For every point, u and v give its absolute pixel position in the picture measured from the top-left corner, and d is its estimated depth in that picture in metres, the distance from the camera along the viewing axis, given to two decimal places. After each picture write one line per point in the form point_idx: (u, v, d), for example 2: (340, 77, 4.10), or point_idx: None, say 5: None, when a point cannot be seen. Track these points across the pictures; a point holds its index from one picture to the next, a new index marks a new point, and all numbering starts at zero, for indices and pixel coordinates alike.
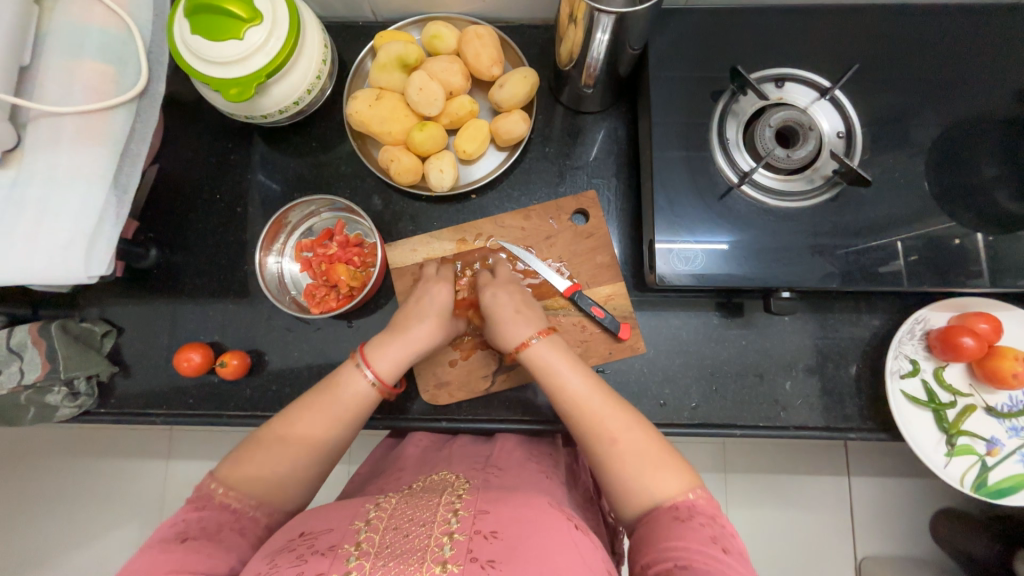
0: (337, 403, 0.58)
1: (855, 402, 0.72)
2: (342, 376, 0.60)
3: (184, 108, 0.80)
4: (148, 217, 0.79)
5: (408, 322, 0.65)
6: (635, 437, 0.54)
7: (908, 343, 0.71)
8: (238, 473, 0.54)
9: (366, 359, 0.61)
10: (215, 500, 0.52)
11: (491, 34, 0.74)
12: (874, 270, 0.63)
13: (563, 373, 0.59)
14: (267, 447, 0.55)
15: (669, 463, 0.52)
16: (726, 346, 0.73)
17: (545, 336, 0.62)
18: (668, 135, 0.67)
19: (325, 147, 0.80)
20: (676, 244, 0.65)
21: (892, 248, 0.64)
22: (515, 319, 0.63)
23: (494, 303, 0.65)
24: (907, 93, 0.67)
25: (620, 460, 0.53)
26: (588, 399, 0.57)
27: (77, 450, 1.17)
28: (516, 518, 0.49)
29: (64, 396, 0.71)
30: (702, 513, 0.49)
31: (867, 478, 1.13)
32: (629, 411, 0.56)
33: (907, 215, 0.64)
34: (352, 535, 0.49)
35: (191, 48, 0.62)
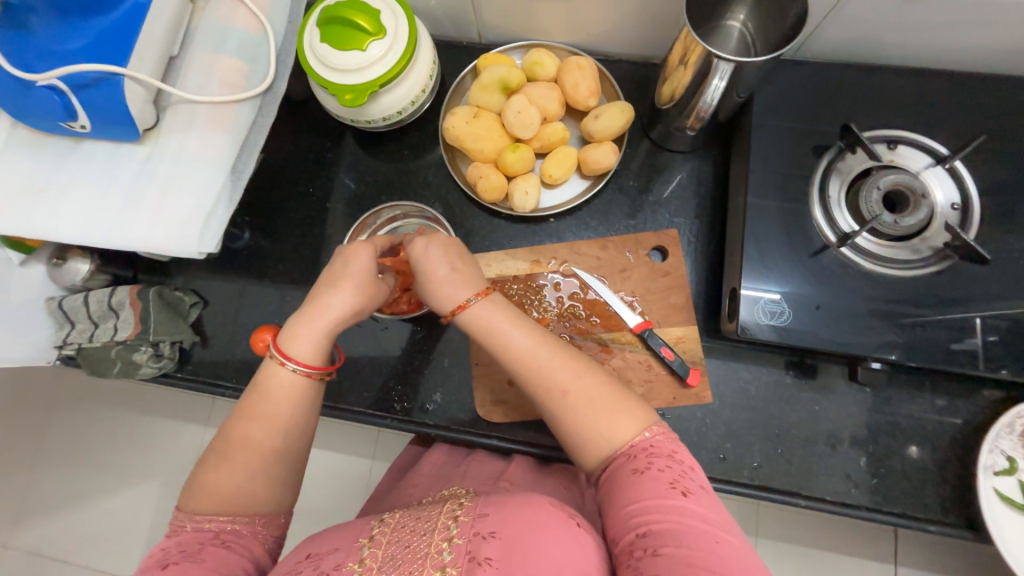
0: (263, 402, 0.55)
1: (937, 492, 0.66)
2: (264, 374, 0.56)
3: (294, 105, 0.86)
4: (246, 201, 0.84)
5: (318, 296, 0.59)
6: (588, 386, 0.53)
7: (1005, 438, 0.65)
8: (199, 500, 0.53)
9: (285, 351, 0.57)
10: (189, 527, 0.52)
11: (592, 66, 0.75)
12: (981, 353, 0.59)
13: (507, 331, 0.55)
14: (218, 467, 0.53)
15: (623, 409, 0.51)
16: (797, 408, 0.69)
17: (485, 297, 0.58)
18: (765, 184, 0.65)
19: (416, 155, 0.83)
20: (760, 296, 0.62)
21: (1005, 333, 0.59)
22: (447, 279, 0.59)
23: (426, 258, 0.60)
24: None
25: (569, 408, 0.52)
26: (524, 350, 0.54)
27: (136, 403, 1.24)
28: (517, 518, 0.48)
29: (150, 355, 0.76)
30: (660, 456, 0.49)
31: (924, 573, 1.03)
32: (574, 357, 0.55)
33: None
34: (355, 553, 0.49)
35: (317, 54, 0.67)
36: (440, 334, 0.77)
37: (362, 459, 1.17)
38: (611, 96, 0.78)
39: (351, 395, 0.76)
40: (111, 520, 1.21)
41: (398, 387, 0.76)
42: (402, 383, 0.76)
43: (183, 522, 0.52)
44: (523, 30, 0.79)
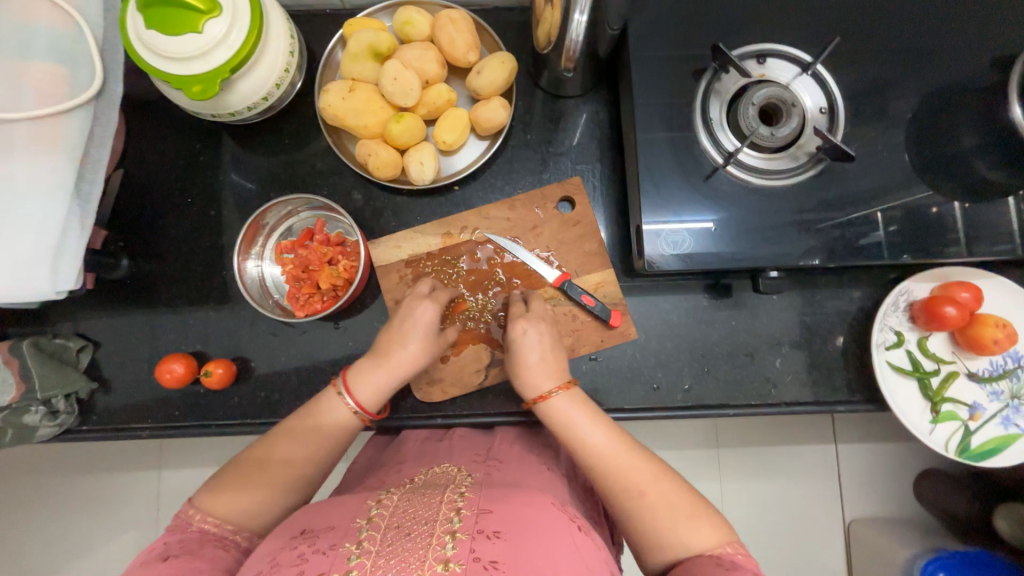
0: (321, 428, 0.60)
1: (843, 375, 0.73)
2: (321, 403, 0.61)
3: (146, 109, 0.76)
4: (117, 225, 0.75)
5: (392, 347, 0.63)
6: (665, 489, 0.54)
7: (891, 315, 0.72)
8: (219, 500, 0.54)
9: (347, 385, 0.61)
10: (193, 526, 0.51)
11: (465, 18, 0.71)
12: (860, 244, 0.64)
13: (584, 428, 0.58)
14: (254, 472, 0.56)
15: (702, 514, 0.52)
16: (716, 327, 0.73)
17: (566, 390, 0.61)
18: (652, 117, 0.65)
19: (299, 143, 0.77)
20: (662, 227, 0.64)
21: (876, 221, 0.64)
22: (538, 366, 0.62)
23: (525, 342, 0.63)
24: (888, 65, 0.66)
25: (649, 510, 0.53)
26: (604, 447, 0.56)
27: (62, 466, 1.14)
28: (518, 517, 0.48)
29: (43, 415, 0.69)
30: (743, 565, 0.48)
31: (854, 446, 1.16)
32: (657, 464, 0.56)
33: (891, 189, 0.64)
34: (352, 533, 0.47)
35: (147, 43, 0.59)
36: (363, 327, 0.74)
37: None
38: (492, 48, 0.75)
39: (283, 406, 0.72)
40: None
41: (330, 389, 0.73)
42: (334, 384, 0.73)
43: (191, 519, 0.52)
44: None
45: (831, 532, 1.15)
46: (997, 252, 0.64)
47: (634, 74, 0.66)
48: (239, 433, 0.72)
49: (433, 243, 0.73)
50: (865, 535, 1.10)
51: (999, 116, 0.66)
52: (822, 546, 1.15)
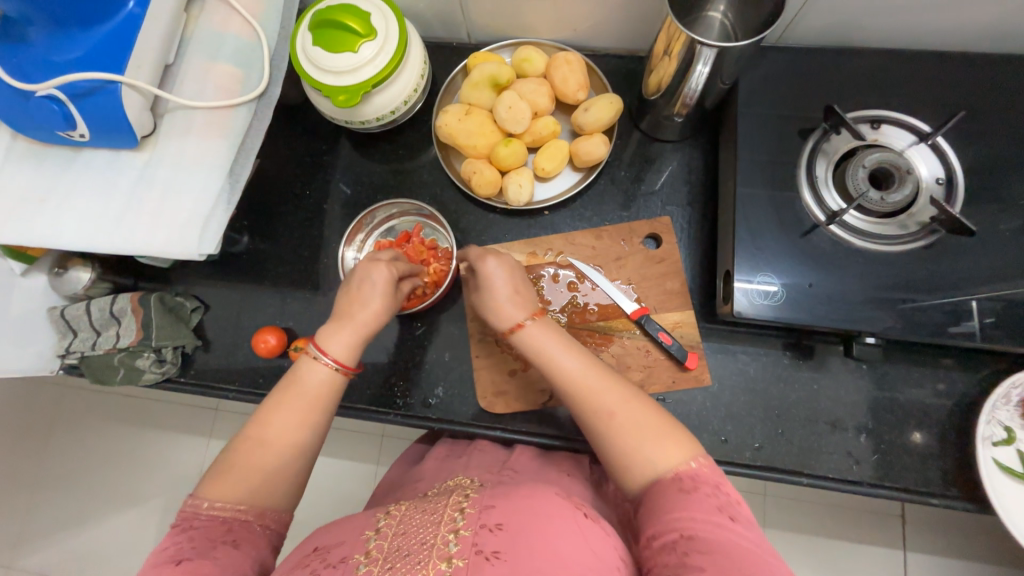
0: (303, 393, 0.57)
1: (937, 465, 0.66)
2: (298, 370, 0.58)
3: (288, 111, 0.88)
4: (244, 206, 0.85)
5: (356, 307, 0.63)
6: (635, 412, 0.52)
7: (1001, 409, 0.66)
8: (219, 488, 0.52)
9: (320, 347, 0.59)
10: (202, 517, 0.51)
11: (580, 60, 0.77)
12: (971, 323, 0.60)
13: (557, 353, 0.57)
14: (247, 453, 0.54)
15: (670, 434, 0.50)
16: (795, 388, 0.70)
17: (537, 318, 0.60)
18: (754, 169, 0.66)
19: (411, 155, 0.85)
20: (753, 276, 0.63)
21: (993, 302, 0.60)
22: (510, 299, 0.62)
23: (493, 276, 0.63)
24: (1018, 146, 0.64)
25: (618, 433, 0.52)
26: (578, 374, 0.55)
27: (137, 418, 1.24)
28: (519, 510, 0.49)
29: (152, 361, 0.77)
30: (707, 483, 0.47)
31: (930, 556, 1.03)
32: (625, 387, 0.55)
33: (1012, 271, 0.61)
34: (361, 544, 0.49)
35: (310, 57, 0.68)
36: (440, 329, 0.77)
37: (366, 464, 1.17)
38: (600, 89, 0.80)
39: (354, 392, 0.76)
40: (113, 537, 1.20)
41: (399, 383, 0.76)
42: (403, 378, 0.76)
43: (196, 510, 0.51)
44: (510, 29, 0.81)
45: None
46: None
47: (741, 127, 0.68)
48: None
49: (518, 260, 0.76)
50: None
51: None
52: None
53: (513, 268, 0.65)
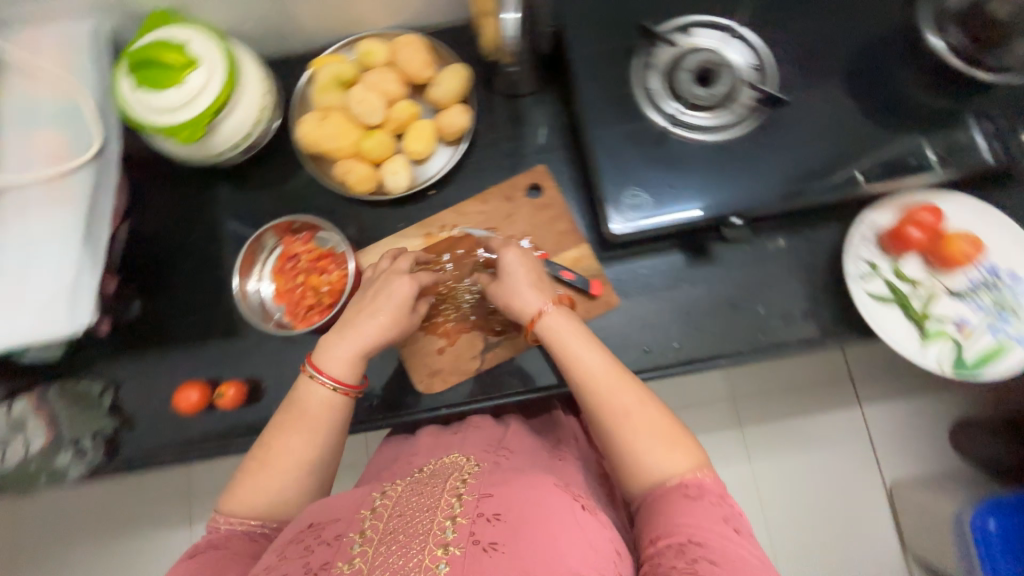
0: (307, 416, 0.59)
1: (828, 311, 0.75)
2: (300, 392, 0.60)
3: (145, 165, 0.84)
4: (127, 273, 0.82)
5: (356, 318, 0.63)
6: (649, 415, 0.55)
7: (862, 247, 0.73)
8: (235, 503, 0.56)
9: (318, 367, 0.61)
10: (220, 528, 0.55)
11: (418, 40, 0.78)
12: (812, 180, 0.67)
13: (579, 349, 0.59)
14: (253, 474, 0.57)
15: (681, 442, 0.54)
16: (695, 284, 0.76)
17: (558, 308, 0.62)
18: (598, 100, 0.71)
19: (285, 175, 0.84)
20: (622, 195, 0.69)
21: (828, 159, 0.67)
22: (532, 288, 0.64)
23: (510, 267, 0.66)
24: (810, 17, 0.71)
25: (631, 434, 0.54)
26: (599, 372, 0.57)
27: (95, 532, 1.16)
28: (517, 498, 0.50)
29: (72, 455, 0.75)
30: (712, 493, 0.51)
31: (875, 406, 1.14)
32: (636, 388, 0.57)
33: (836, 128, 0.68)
34: (356, 524, 0.51)
35: (135, 99, 0.66)
36: None
37: None
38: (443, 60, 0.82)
39: None
40: None
41: None
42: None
43: (219, 522, 0.56)
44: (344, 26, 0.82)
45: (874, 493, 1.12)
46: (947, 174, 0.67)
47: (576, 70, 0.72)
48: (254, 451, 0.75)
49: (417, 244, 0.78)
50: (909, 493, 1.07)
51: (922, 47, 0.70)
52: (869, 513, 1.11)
53: (532, 262, 0.67)
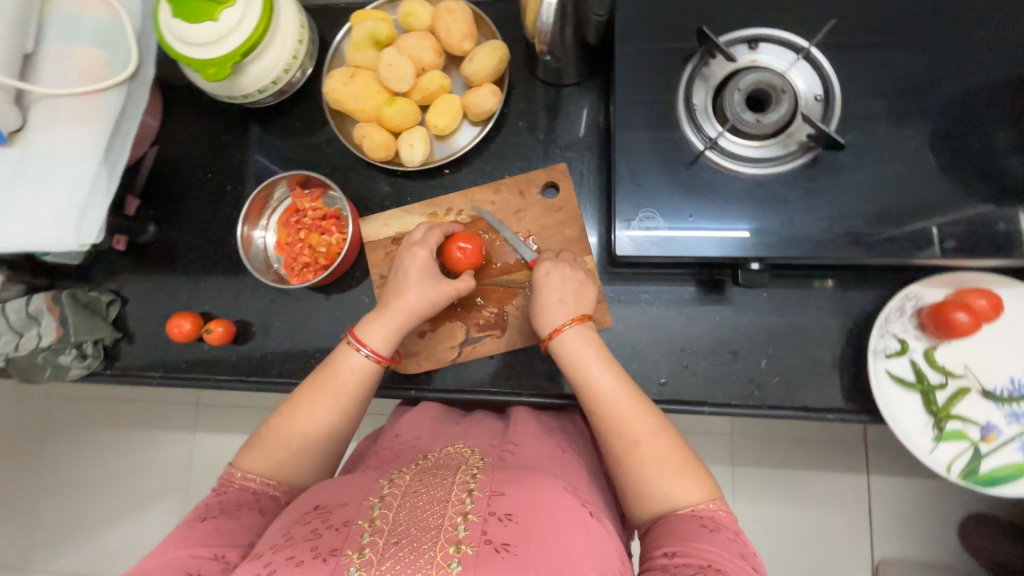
0: (337, 382, 0.62)
1: (837, 383, 0.68)
2: (336, 356, 0.63)
3: (177, 93, 0.86)
4: (144, 191, 0.84)
5: (391, 299, 0.66)
6: (659, 442, 0.54)
7: (895, 322, 0.66)
8: (254, 461, 0.59)
9: (360, 338, 0.63)
10: (236, 484, 0.58)
11: (463, 8, 0.74)
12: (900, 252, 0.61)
13: (590, 368, 0.59)
14: (277, 428, 0.60)
15: (692, 472, 0.52)
16: (736, 355, 0.70)
17: (580, 324, 0.62)
18: (552, 138, 0.78)
19: (215, 146, 0.85)
20: (634, 213, 0.64)
21: (926, 233, 0.61)
22: (554, 305, 0.64)
23: (545, 282, 0.65)
24: (886, 72, 0.64)
25: (638, 459, 0.54)
26: (610, 391, 0.57)
27: (113, 421, 1.30)
28: (532, 502, 0.49)
29: (74, 356, 0.78)
30: (726, 527, 0.49)
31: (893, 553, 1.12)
32: (657, 417, 0.56)
33: (937, 205, 0.61)
34: (364, 511, 0.49)
35: (173, 30, 0.66)
36: (322, 310, 0.79)
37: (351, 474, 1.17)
38: None
39: (274, 367, 0.78)
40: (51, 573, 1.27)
41: (295, 357, 0.78)
42: (336, 340, 0.78)
43: (234, 479, 0.58)
44: None
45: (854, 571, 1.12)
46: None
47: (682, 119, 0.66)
48: (173, 386, 0.81)
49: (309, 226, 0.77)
50: None
51: None
52: None
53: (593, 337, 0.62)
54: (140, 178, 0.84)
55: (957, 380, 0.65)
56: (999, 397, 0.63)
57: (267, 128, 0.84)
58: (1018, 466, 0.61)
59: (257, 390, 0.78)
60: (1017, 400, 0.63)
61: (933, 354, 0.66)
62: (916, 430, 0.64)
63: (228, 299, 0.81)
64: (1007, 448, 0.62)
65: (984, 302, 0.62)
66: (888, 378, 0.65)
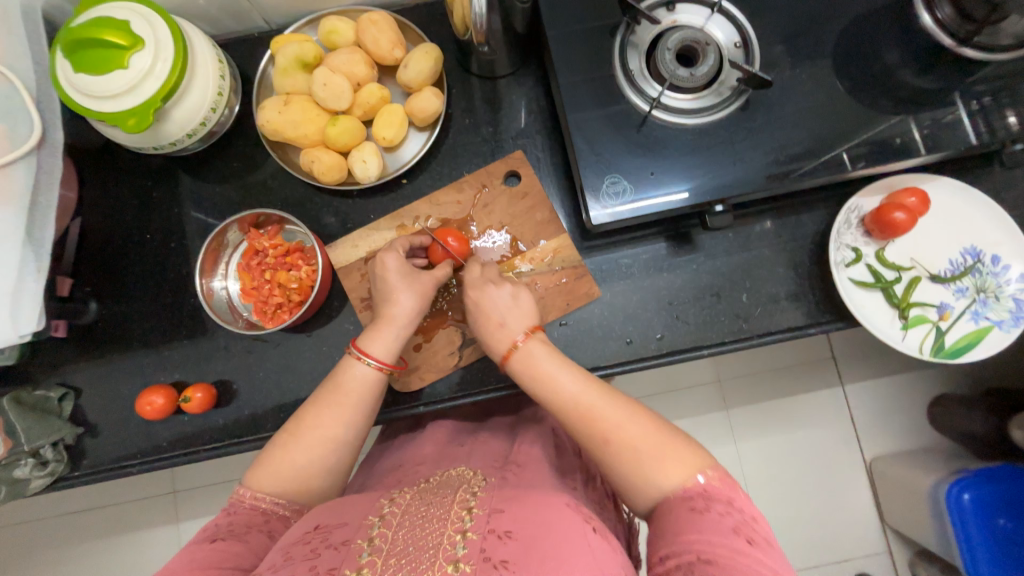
0: (344, 393, 0.59)
1: (811, 299, 0.73)
2: (341, 368, 0.61)
3: (91, 156, 0.78)
4: (75, 268, 0.76)
5: (385, 307, 0.64)
6: (635, 429, 0.52)
7: (846, 233, 0.73)
8: (265, 478, 0.55)
9: (362, 350, 0.61)
10: (246, 504, 0.54)
11: (385, 18, 0.73)
12: (832, 167, 0.67)
13: (551, 373, 0.58)
14: (283, 444, 0.57)
15: (672, 451, 0.50)
16: (717, 295, 0.74)
17: (530, 338, 0.61)
18: (501, 128, 0.79)
19: (147, 204, 0.78)
20: (601, 182, 0.67)
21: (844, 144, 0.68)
22: (506, 319, 0.63)
23: (490, 296, 0.65)
24: (790, 12, 0.71)
25: (615, 452, 0.52)
26: (572, 394, 0.56)
27: (84, 528, 1.17)
28: (528, 516, 0.48)
29: (32, 466, 0.69)
30: (719, 501, 0.47)
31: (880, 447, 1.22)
32: (631, 405, 0.54)
33: (854, 121, 0.69)
34: (364, 531, 0.49)
35: (78, 87, 0.61)
36: (304, 348, 0.75)
37: None
38: None
39: (268, 421, 0.73)
40: None
41: (288, 403, 0.74)
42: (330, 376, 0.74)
43: (242, 498, 0.54)
44: None
45: (854, 474, 1.22)
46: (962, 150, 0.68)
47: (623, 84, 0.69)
48: (156, 469, 0.74)
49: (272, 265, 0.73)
50: (888, 468, 1.17)
51: (926, 53, 0.70)
52: (841, 491, 1.21)
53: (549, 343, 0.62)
54: (67, 254, 0.76)
55: (908, 272, 0.72)
56: (945, 278, 0.71)
57: (204, 174, 0.79)
58: (975, 334, 0.69)
59: (256, 449, 0.73)
60: (960, 277, 0.71)
61: (884, 254, 0.72)
62: (886, 324, 0.71)
63: (199, 361, 0.75)
64: (962, 321, 0.70)
65: (912, 199, 0.70)
66: (853, 284, 0.71)
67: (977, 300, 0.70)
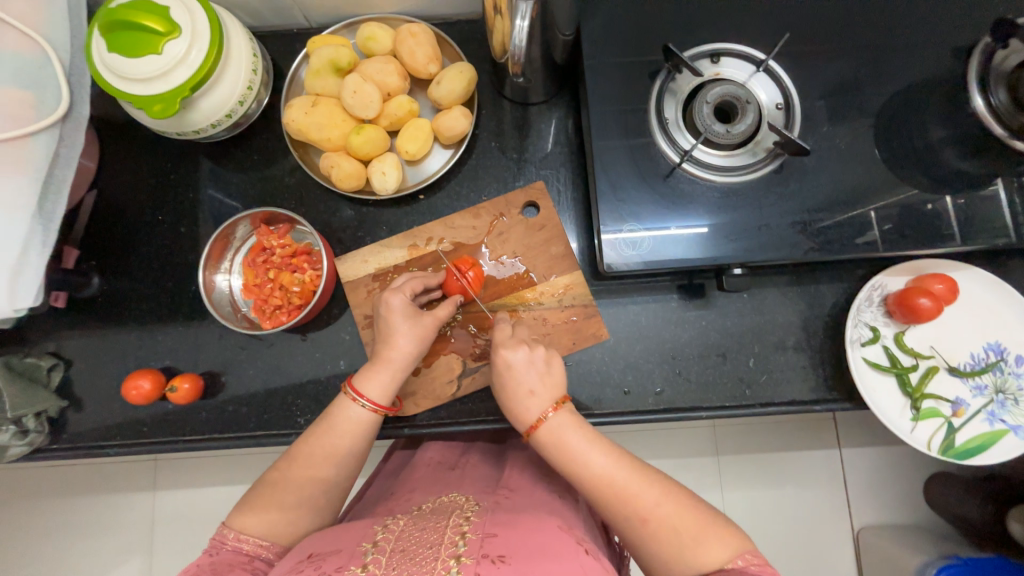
0: (335, 433, 0.58)
1: (820, 373, 0.71)
2: (334, 410, 0.59)
3: (116, 130, 0.79)
4: (85, 241, 0.77)
5: (383, 348, 0.62)
6: (668, 510, 0.50)
7: (866, 310, 0.70)
8: (250, 519, 0.54)
9: (357, 390, 0.60)
10: (228, 545, 0.52)
11: (425, 32, 0.72)
12: (861, 239, 0.65)
13: (579, 453, 0.54)
14: (274, 482, 0.56)
15: (710, 530, 0.49)
16: (724, 355, 0.71)
17: (559, 411, 0.57)
18: (526, 154, 0.78)
19: (163, 185, 0.78)
20: (620, 228, 0.65)
21: (875, 215, 0.66)
22: (530, 390, 0.58)
23: (511, 369, 0.59)
24: (836, 76, 0.68)
25: (653, 539, 0.50)
26: (603, 472, 0.53)
27: (58, 488, 1.16)
28: (525, 544, 0.47)
29: (12, 434, 0.69)
30: None
31: (872, 517, 1.18)
32: (660, 481, 0.53)
33: (889, 197, 0.66)
34: (358, 557, 0.46)
35: (109, 67, 0.60)
36: (297, 352, 0.74)
37: None
38: None
39: (252, 420, 0.72)
40: None
41: (275, 405, 0.73)
42: (319, 383, 0.73)
43: (225, 539, 0.53)
44: None
45: (841, 543, 1.17)
46: (995, 241, 0.65)
47: (654, 130, 0.67)
48: (135, 453, 0.73)
49: (279, 264, 0.73)
50: (876, 540, 1.12)
51: (971, 135, 0.68)
52: (824, 559, 1.17)
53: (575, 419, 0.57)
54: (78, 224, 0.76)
55: (926, 360, 0.69)
56: (964, 372, 0.68)
57: (223, 162, 0.78)
58: (989, 436, 0.66)
59: (235, 447, 0.72)
60: (980, 373, 0.68)
61: (903, 338, 0.70)
62: (896, 413, 0.68)
63: (191, 349, 0.74)
64: (976, 420, 0.67)
65: (940, 286, 0.67)
66: (867, 365, 0.69)
67: (995, 400, 0.68)
